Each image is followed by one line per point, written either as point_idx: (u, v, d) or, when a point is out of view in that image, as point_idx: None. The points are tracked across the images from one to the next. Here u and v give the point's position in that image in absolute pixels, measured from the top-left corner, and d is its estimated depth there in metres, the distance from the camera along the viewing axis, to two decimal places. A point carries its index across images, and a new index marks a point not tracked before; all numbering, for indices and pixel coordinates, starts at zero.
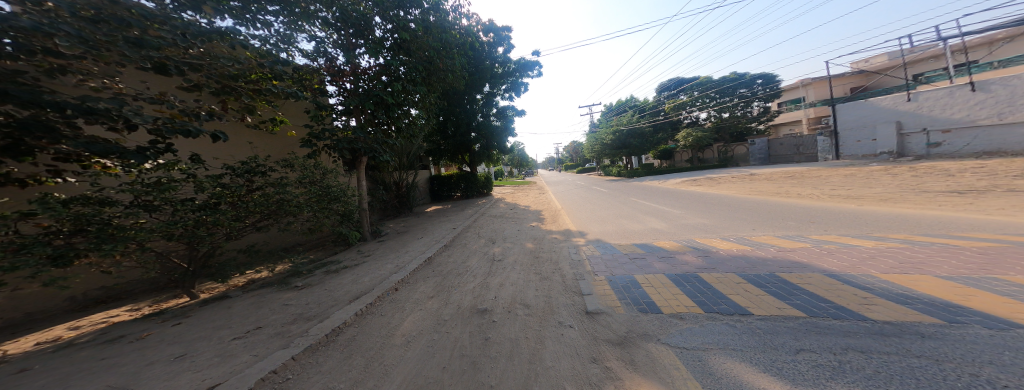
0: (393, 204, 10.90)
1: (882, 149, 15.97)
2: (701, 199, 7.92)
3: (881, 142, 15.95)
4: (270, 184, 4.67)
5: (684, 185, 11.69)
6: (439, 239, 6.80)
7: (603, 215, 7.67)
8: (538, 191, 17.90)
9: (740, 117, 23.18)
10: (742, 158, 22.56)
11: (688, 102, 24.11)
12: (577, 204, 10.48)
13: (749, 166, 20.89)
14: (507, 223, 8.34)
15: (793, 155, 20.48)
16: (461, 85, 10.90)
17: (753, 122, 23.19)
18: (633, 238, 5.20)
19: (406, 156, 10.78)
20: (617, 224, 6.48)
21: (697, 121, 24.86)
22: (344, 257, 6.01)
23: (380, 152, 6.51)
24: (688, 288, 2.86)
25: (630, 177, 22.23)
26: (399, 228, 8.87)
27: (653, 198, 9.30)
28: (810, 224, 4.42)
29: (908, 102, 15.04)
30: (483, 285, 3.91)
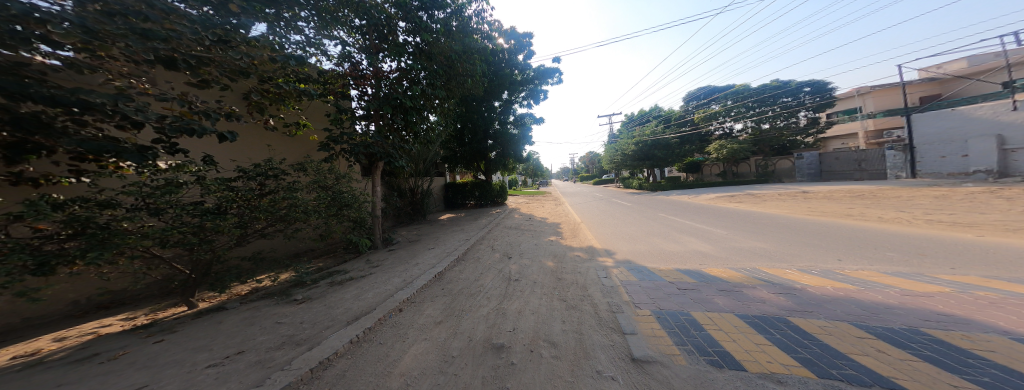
0: (405, 211, 10.67)
1: (976, 167, 13.29)
2: (748, 218, 6.91)
3: (973, 159, 13.34)
4: (282, 188, 4.39)
5: (722, 201, 10.55)
6: (451, 251, 6.29)
7: (630, 232, 6.88)
8: (556, 202, 17.21)
9: (782, 129, 21.29)
10: (785, 174, 20.56)
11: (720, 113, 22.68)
12: (598, 218, 9.69)
13: (793, 183, 19.00)
14: (524, 236, 7.73)
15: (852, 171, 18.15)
16: (480, 91, 10.70)
17: (796, 135, 21.24)
18: (673, 261, 4.42)
19: (421, 163, 10.60)
20: (648, 242, 5.70)
21: (730, 133, 23.24)
22: (351, 267, 5.63)
23: (398, 159, 6.19)
24: (777, 336, 2.08)
25: (654, 190, 21.02)
26: (410, 237, 8.51)
27: (688, 214, 8.36)
28: (915, 257, 3.49)
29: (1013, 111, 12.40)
30: (500, 312, 3.28)
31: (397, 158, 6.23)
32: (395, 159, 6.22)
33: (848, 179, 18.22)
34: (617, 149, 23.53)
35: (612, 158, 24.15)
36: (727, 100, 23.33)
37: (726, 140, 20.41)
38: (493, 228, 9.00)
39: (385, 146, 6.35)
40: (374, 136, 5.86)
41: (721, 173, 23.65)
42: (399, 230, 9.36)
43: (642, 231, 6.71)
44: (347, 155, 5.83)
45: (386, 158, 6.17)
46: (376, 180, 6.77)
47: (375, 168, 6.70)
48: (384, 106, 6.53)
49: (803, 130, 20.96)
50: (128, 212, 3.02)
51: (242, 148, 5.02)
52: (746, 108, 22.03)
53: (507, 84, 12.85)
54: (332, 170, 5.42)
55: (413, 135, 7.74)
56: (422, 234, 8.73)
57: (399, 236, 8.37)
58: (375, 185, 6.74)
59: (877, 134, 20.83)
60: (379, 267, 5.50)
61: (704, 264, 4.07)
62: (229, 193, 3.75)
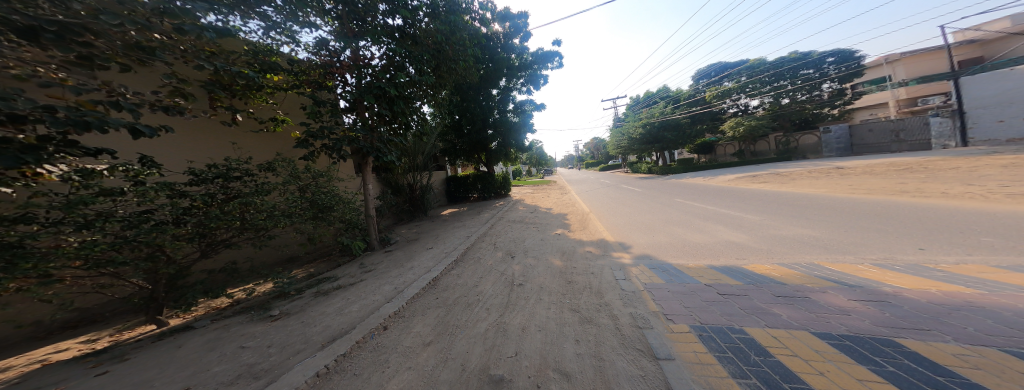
0: (404, 208, 10.20)
1: None
2: (779, 200, 6.16)
3: None
4: (246, 192, 3.75)
5: (742, 182, 9.73)
6: (449, 250, 5.78)
7: (645, 221, 6.23)
8: (561, 192, 16.55)
9: (805, 102, 19.82)
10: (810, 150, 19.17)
11: (735, 89, 21.35)
12: (608, 206, 9.04)
13: (819, 159, 17.77)
14: (530, 230, 7.15)
15: (889, 142, 16.63)
16: (476, 77, 10.00)
17: (821, 107, 19.76)
18: (700, 254, 3.80)
19: (417, 157, 10.05)
20: (666, 233, 5.07)
21: (745, 110, 21.89)
22: (342, 273, 5.06)
23: (386, 153, 5.65)
24: (890, 369, 1.46)
25: (664, 174, 20.08)
26: (410, 234, 8.01)
27: (707, 198, 7.63)
28: (1021, 243, 2.77)
29: None
30: (500, 330, 2.70)
31: (385, 152, 5.69)
32: (383, 153, 5.69)
33: (885, 151, 16.77)
34: (624, 133, 22.54)
35: (618, 143, 23.18)
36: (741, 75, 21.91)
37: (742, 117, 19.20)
38: (496, 222, 8.45)
39: (374, 139, 5.82)
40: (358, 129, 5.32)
41: (736, 153, 22.45)
42: (398, 228, 8.91)
43: (657, 220, 6.06)
44: (330, 152, 5.26)
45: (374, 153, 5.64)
46: (367, 177, 6.26)
47: (364, 164, 6.19)
48: (368, 96, 5.96)
49: (826, 102, 19.52)
50: (45, 227, 2.27)
51: (198, 146, 4.55)
52: (762, 83, 20.63)
53: (504, 69, 12.09)
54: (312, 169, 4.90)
55: (403, 126, 7.18)
56: (422, 232, 8.26)
57: (397, 235, 7.90)
58: (367, 182, 6.23)
59: (912, 102, 19.51)
60: (374, 270, 5.01)
61: (742, 257, 3.43)
62: (178, 199, 3.11)
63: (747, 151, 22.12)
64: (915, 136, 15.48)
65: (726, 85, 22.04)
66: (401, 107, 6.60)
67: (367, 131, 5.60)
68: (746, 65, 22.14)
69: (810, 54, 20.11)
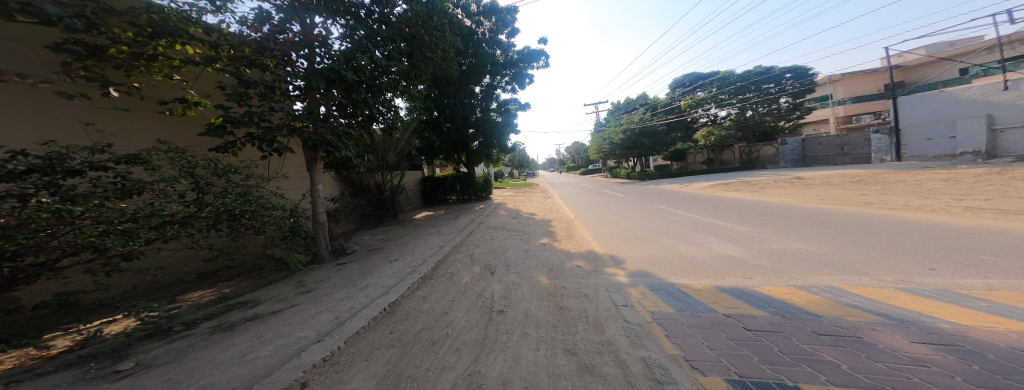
0: (372, 211, 8.96)
1: (964, 149, 13.13)
2: (761, 210, 6.12)
3: (962, 140, 13.17)
4: (83, 193, 2.24)
5: (718, 190, 9.95)
6: (417, 263, 4.88)
7: (633, 231, 5.85)
8: (542, 195, 16.15)
9: (766, 114, 21.51)
10: (769, 159, 20.77)
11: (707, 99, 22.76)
12: (591, 213, 8.68)
13: (777, 168, 19.26)
14: (512, 238, 6.46)
15: (835, 155, 18.46)
16: (455, 69, 9.18)
17: (779, 120, 21.51)
18: (706, 274, 3.37)
19: (386, 153, 8.95)
20: (659, 246, 4.69)
21: (715, 119, 23.19)
22: (272, 294, 3.76)
23: (341, 148, 4.60)
24: None
25: (641, 179, 20.62)
26: (376, 240, 6.88)
27: (688, 206, 7.55)
28: (1020, 262, 2.67)
29: (1004, 91, 12.09)
30: (473, 385, 1.96)
31: (340, 146, 4.63)
32: (336, 147, 4.60)
33: (831, 163, 18.63)
34: (604, 138, 22.87)
35: (599, 148, 23.48)
36: (712, 86, 23.41)
37: (711, 127, 20.31)
38: (473, 229, 7.63)
39: (327, 130, 4.75)
40: (302, 116, 4.23)
41: (705, 161, 23.75)
42: (362, 234, 7.72)
43: (646, 230, 5.71)
44: (258, 144, 3.95)
45: (326, 148, 4.56)
46: (316, 177, 5.14)
47: (313, 161, 5.08)
48: (321, 78, 4.87)
49: (782, 115, 21.31)
50: None
51: (63, 130, 3.44)
52: (729, 93, 22.19)
53: (487, 65, 11.27)
54: (231, 163, 3.56)
55: (364, 118, 6.18)
56: (391, 238, 7.17)
57: (359, 241, 6.75)
58: (316, 182, 5.09)
59: (847, 119, 22.48)
60: (317, 290, 3.85)
61: (756, 277, 3.02)
62: None
63: (714, 160, 23.51)
64: (857, 150, 17.25)
65: (700, 95, 23.42)
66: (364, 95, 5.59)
67: (318, 120, 4.55)
68: (716, 76, 23.79)
69: (772, 70, 21.83)
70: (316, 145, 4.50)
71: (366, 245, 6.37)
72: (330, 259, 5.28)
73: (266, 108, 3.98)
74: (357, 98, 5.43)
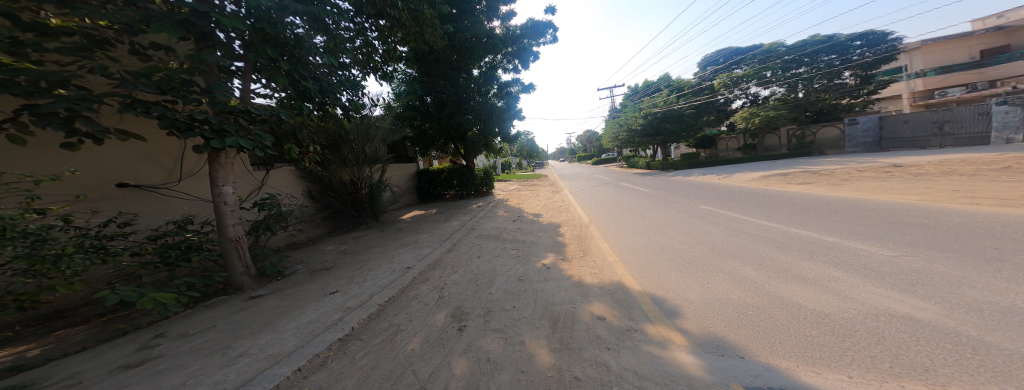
0: (348, 211, 7.35)
1: None
2: (877, 216, 4.03)
3: None
4: None
5: (775, 182, 7.76)
6: (359, 299, 3.24)
7: (679, 247, 4.01)
8: (553, 190, 14.31)
9: (823, 91, 18.49)
10: (828, 144, 17.86)
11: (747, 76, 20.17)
12: (610, 216, 6.85)
13: (842, 154, 16.43)
14: (509, 257, 4.73)
15: (928, 136, 14.29)
16: (439, 40, 7.54)
17: (838, 97, 18.43)
18: (894, 371, 1.47)
19: (359, 141, 7.41)
20: (730, 279, 2.88)
21: (754, 99, 20.83)
22: (76, 368, 2.15)
23: (228, 128, 2.74)
24: None
25: (665, 169, 18.31)
26: (334, 254, 5.34)
27: (744, 207, 5.54)
28: None
29: None
30: None
31: (230, 128, 2.79)
32: (221, 125, 2.73)
33: (923, 147, 14.40)
34: (623, 124, 20.52)
35: (615, 135, 21.17)
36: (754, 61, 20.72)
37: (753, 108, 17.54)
38: (461, 238, 5.98)
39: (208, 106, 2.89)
40: (141, 84, 2.38)
41: (743, 147, 20.86)
42: (324, 242, 6.20)
43: (695, 247, 3.88)
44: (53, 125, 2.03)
45: (201, 130, 2.70)
46: (218, 177, 3.33)
47: (216, 154, 3.28)
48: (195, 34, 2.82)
49: (850, 91, 18.08)
50: None
51: None
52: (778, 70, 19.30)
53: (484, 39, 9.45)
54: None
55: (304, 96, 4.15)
56: (354, 249, 5.60)
57: (308, 255, 5.19)
58: (218, 183, 3.33)
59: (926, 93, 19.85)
60: (157, 357, 2.26)
61: None
62: None
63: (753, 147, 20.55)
64: (964, 128, 13.11)
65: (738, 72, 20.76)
66: (301, 69, 3.58)
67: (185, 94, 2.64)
68: (760, 50, 20.70)
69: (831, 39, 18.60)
70: (184, 130, 2.65)
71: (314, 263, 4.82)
72: (251, 287, 3.67)
73: (60, 52, 2.11)
74: (268, 68, 3.24)
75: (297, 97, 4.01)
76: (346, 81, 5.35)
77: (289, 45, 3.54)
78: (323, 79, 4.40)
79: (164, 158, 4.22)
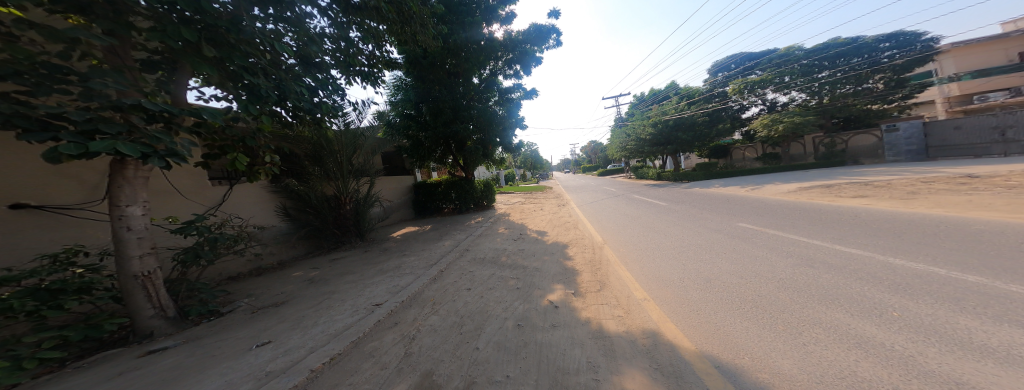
0: (327, 229, 6.43)
1: None
2: (1000, 241, 2.97)
3: None
4: None
5: (819, 195, 6.69)
6: (290, 358, 2.24)
7: (732, 282, 3.00)
8: (558, 203, 13.34)
9: (846, 96, 17.48)
10: (866, 152, 16.61)
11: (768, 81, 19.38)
12: (627, 235, 5.85)
13: (882, 163, 15.16)
14: (507, 290, 3.75)
15: (985, 141, 13.01)
16: (433, 42, 6.97)
17: (862, 103, 17.35)
18: None
19: (343, 151, 6.67)
20: (841, 340, 1.86)
21: (772, 106, 20.20)
22: None
23: (105, 129, 1.78)
24: None
25: (679, 181, 17.24)
26: (295, 283, 4.43)
27: (795, 228, 4.50)
28: None
29: None
30: None
31: (110, 128, 1.82)
32: (95, 126, 1.78)
33: (979, 153, 13.07)
34: (631, 134, 19.74)
35: (623, 145, 20.36)
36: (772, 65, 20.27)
37: (776, 115, 16.81)
38: (450, 261, 5.01)
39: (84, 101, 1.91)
40: None
41: (762, 158, 19.71)
42: (291, 267, 5.32)
43: (754, 283, 2.87)
44: None
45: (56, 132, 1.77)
46: (120, 196, 2.38)
47: (119, 164, 2.36)
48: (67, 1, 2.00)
49: (882, 95, 17.05)
50: None
51: None
52: (798, 74, 18.56)
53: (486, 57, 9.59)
54: None
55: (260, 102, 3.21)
56: (321, 276, 4.68)
57: (262, 286, 4.29)
58: (120, 202, 2.37)
59: (964, 98, 19.05)
60: None
61: None
62: None
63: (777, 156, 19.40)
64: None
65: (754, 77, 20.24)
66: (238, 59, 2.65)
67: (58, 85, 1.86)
68: (777, 53, 20.60)
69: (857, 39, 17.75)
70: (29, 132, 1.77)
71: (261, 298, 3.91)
72: (164, 332, 2.68)
73: None
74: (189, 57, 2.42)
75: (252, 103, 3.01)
76: (324, 82, 4.69)
77: (223, 30, 2.69)
78: (286, 79, 3.48)
79: (87, 173, 3.84)
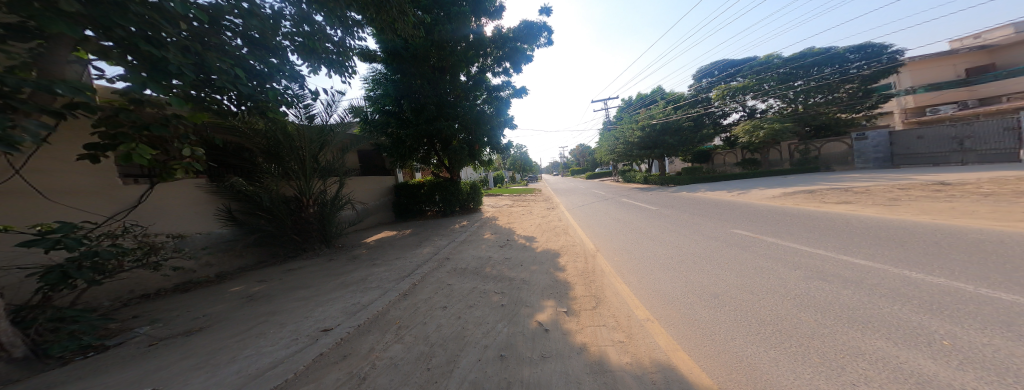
0: (284, 236, 5.63)
1: None
2: (1015, 253, 2.81)
3: None
4: None
5: (805, 200, 6.71)
6: None
7: (745, 298, 2.66)
8: (547, 206, 12.96)
9: (819, 104, 18.60)
10: (836, 160, 17.78)
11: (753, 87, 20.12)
12: (621, 243, 5.54)
13: (853, 170, 16.29)
14: (490, 309, 3.25)
15: (934, 152, 14.18)
16: (414, 31, 6.40)
17: (831, 112, 18.40)
18: None
19: (307, 147, 5.89)
20: (897, 377, 1.49)
21: (751, 112, 21.21)
22: None
23: None
24: None
25: (665, 185, 17.49)
26: (230, 304, 3.71)
27: (791, 235, 4.31)
28: None
29: None
30: None
31: None
32: None
33: (932, 163, 14.18)
34: (618, 136, 19.91)
35: (611, 148, 20.49)
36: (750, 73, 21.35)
37: (758, 121, 17.28)
38: (426, 273, 4.45)
39: None
40: None
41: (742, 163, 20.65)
42: (231, 282, 4.55)
43: (770, 299, 2.53)
44: None
45: None
46: None
47: None
48: None
49: (851, 105, 18.13)
50: None
51: None
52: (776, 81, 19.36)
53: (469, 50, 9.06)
54: None
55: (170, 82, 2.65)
56: (265, 293, 3.99)
57: (186, 308, 3.55)
58: None
59: (920, 111, 21.00)
60: None
61: None
62: None
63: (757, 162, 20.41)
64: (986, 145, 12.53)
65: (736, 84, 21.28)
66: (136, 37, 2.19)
67: None
68: (756, 61, 21.47)
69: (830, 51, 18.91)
70: None
71: (178, 326, 3.18)
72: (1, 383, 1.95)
73: None
74: (35, 12, 1.77)
75: (155, 81, 2.44)
76: (278, 66, 4.01)
77: None
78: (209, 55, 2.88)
79: None
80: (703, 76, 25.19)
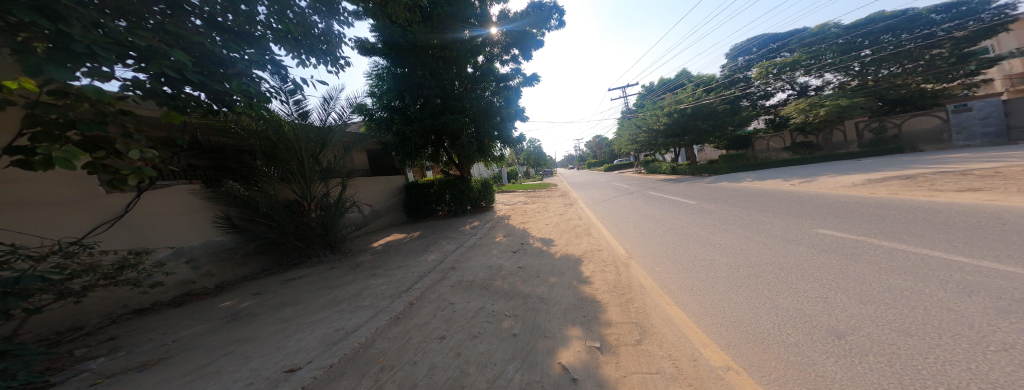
0: (286, 244, 5.23)
1: None
2: None
3: None
4: None
5: (904, 188, 5.29)
6: None
7: (896, 346, 1.67)
8: (565, 203, 12.00)
9: (902, 74, 15.90)
10: (923, 139, 15.15)
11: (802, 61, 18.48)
12: (659, 248, 4.53)
13: (950, 150, 13.81)
14: (499, 343, 2.48)
15: None
16: (408, 14, 5.77)
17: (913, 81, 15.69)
18: None
19: (305, 147, 5.40)
20: None
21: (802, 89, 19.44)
22: None
23: None
24: None
25: (699, 175, 15.87)
26: (207, 326, 3.21)
27: (917, 238, 3.10)
28: None
29: None
30: None
31: None
32: None
33: None
34: (641, 124, 18.35)
35: (632, 137, 18.98)
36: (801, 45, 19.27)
37: (817, 98, 15.33)
38: (426, 287, 3.76)
39: None
40: None
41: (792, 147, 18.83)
42: (225, 294, 4.14)
43: (950, 351, 1.55)
44: None
45: None
46: None
47: None
48: None
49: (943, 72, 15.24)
50: None
51: None
52: (837, 52, 17.28)
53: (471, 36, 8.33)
54: None
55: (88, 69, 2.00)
56: (250, 311, 3.47)
57: (159, 330, 3.08)
58: None
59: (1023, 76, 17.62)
60: None
61: None
62: None
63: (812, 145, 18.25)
64: None
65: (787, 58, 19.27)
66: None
67: None
68: (809, 31, 19.26)
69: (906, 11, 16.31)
70: None
71: (141, 353, 2.69)
72: None
73: None
74: None
75: (54, 62, 1.74)
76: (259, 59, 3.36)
77: None
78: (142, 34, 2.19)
79: None
80: (738, 53, 22.80)
